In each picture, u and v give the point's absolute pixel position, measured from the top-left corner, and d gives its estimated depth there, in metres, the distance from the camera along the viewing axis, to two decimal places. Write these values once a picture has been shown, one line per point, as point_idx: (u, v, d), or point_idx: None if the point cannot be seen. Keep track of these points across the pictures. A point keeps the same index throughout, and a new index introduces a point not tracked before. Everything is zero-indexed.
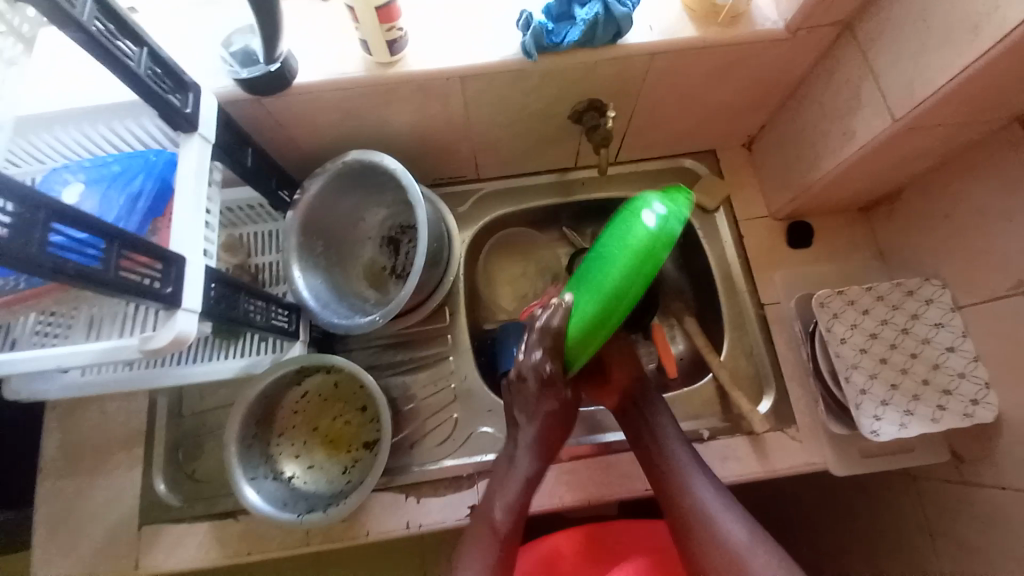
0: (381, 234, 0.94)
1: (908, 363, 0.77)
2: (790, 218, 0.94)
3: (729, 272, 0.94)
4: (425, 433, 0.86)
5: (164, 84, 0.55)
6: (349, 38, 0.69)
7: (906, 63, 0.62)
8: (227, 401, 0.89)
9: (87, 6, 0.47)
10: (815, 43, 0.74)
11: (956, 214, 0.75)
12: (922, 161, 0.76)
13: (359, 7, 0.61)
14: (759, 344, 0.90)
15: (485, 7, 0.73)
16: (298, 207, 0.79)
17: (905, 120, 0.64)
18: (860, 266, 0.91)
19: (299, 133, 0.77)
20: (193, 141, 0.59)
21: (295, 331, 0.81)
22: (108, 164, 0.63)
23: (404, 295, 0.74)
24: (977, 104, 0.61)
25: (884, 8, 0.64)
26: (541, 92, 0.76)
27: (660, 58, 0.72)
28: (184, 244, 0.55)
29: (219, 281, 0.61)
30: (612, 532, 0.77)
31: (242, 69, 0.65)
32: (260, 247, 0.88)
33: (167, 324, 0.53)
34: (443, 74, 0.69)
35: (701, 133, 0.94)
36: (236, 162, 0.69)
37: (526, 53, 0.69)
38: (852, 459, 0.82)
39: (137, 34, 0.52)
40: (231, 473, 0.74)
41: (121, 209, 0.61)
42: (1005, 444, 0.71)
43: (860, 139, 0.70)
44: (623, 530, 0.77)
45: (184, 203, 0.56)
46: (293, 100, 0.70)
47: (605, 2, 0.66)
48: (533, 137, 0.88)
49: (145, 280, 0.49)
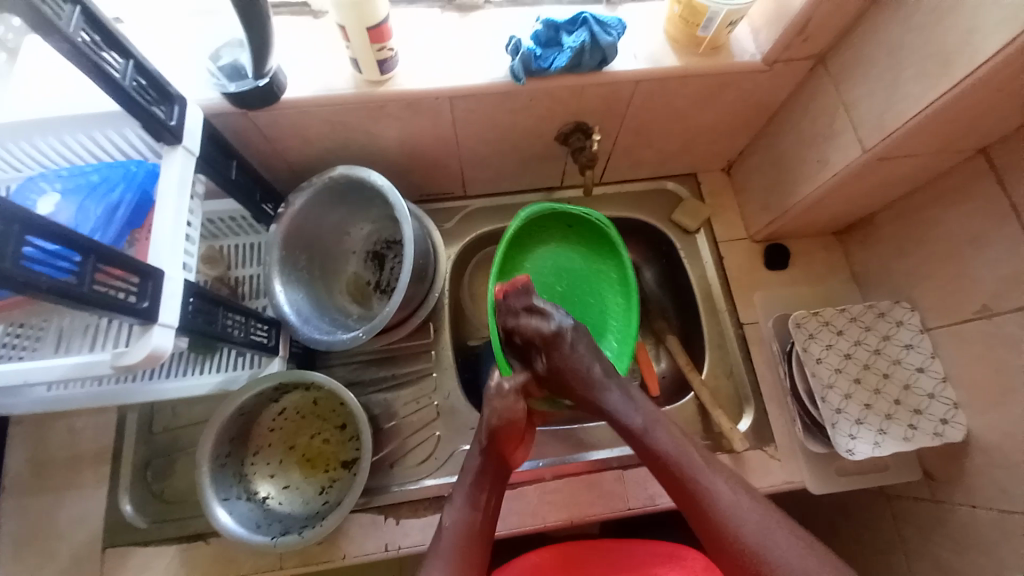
0: (366, 248, 0.94)
1: (880, 383, 0.79)
2: (768, 240, 0.97)
3: (710, 291, 0.95)
4: (407, 452, 0.84)
5: (149, 96, 0.55)
6: (339, 55, 0.70)
7: (875, 98, 0.66)
8: (202, 418, 0.86)
9: (73, 17, 0.46)
10: (791, 76, 0.77)
11: (924, 240, 0.79)
12: (892, 189, 0.79)
13: (351, 26, 0.62)
14: (740, 363, 0.91)
15: (475, 30, 0.74)
16: (282, 220, 0.78)
17: (876, 151, 0.67)
18: (835, 288, 0.94)
19: (286, 146, 0.77)
20: (176, 154, 0.58)
21: (274, 346, 0.80)
22: (87, 173, 0.61)
23: (389, 310, 0.74)
24: (942, 136, 0.65)
25: (854, 46, 0.68)
26: (529, 114, 0.78)
27: (644, 84, 0.75)
28: (164, 257, 0.54)
29: (199, 295, 0.60)
30: (596, 550, 0.76)
31: (230, 82, 0.65)
32: (241, 259, 0.86)
33: (142, 339, 0.52)
34: (432, 93, 0.70)
35: (683, 156, 0.97)
36: (220, 174, 0.68)
37: (514, 75, 0.70)
38: (830, 477, 0.84)
39: (123, 47, 0.52)
40: (203, 493, 0.71)
41: (98, 221, 0.60)
42: (974, 463, 0.73)
43: (834, 168, 0.73)
44: (607, 549, 0.76)
45: (165, 215, 0.56)
46: (281, 114, 0.70)
47: (592, 31, 0.68)
48: (520, 156, 0.89)
49: (120, 294, 0.48)
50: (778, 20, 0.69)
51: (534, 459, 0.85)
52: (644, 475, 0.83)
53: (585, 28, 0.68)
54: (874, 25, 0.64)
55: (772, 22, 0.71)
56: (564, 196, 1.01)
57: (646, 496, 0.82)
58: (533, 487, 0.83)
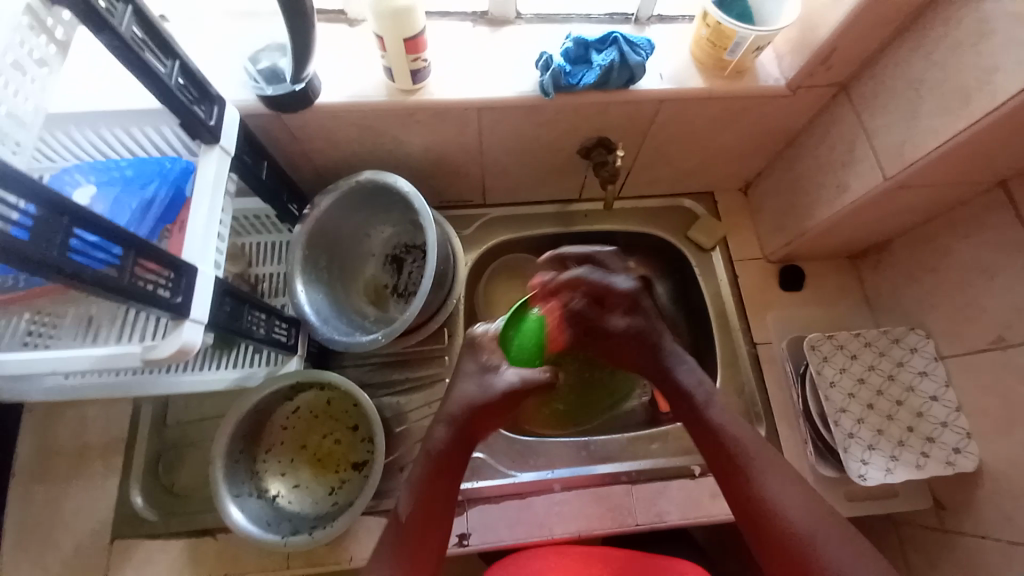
0: (385, 252, 0.95)
1: (893, 410, 0.79)
2: (783, 261, 0.98)
3: (724, 309, 0.96)
4: (416, 457, 0.84)
5: (190, 95, 0.56)
6: (373, 63, 0.72)
7: (897, 127, 0.67)
8: (215, 413, 0.87)
9: (125, 17, 0.48)
10: (812, 102, 0.78)
11: (938, 269, 0.79)
12: (910, 216, 0.80)
13: (388, 36, 0.63)
14: (752, 383, 0.91)
15: (504, 45, 0.76)
16: (306, 221, 0.80)
17: (896, 178, 0.68)
18: (848, 312, 0.94)
19: (314, 149, 0.79)
20: (214, 153, 0.59)
21: (293, 345, 0.81)
22: (121, 168, 0.63)
23: (408, 316, 0.75)
24: (962, 168, 0.66)
25: (877, 75, 0.69)
26: (554, 127, 0.79)
27: (669, 104, 0.76)
28: (195, 254, 0.55)
29: (224, 293, 0.61)
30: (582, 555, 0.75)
31: (267, 85, 0.67)
32: (263, 257, 0.88)
33: (172, 334, 0.53)
34: (463, 105, 0.72)
35: (701, 174, 0.98)
36: (250, 173, 0.70)
37: (543, 91, 0.71)
38: (838, 502, 0.83)
39: (171, 48, 0.53)
40: (217, 489, 0.72)
41: (132, 215, 0.61)
42: (984, 494, 0.73)
43: (853, 193, 0.74)
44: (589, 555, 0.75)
45: (199, 213, 0.57)
46: (313, 117, 0.71)
47: (621, 50, 0.69)
48: (541, 168, 0.90)
49: (156, 288, 0.49)
50: (804, 47, 0.70)
51: (542, 469, 0.84)
52: (652, 490, 0.83)
53: (614, 47, 0.70)
54: (898, 55, 0.66)
55: (798, 48, 0.72)
56: (581, 208, 1.02)
57: (654, 513, 0.82)
58: (540, 497, 0.83)
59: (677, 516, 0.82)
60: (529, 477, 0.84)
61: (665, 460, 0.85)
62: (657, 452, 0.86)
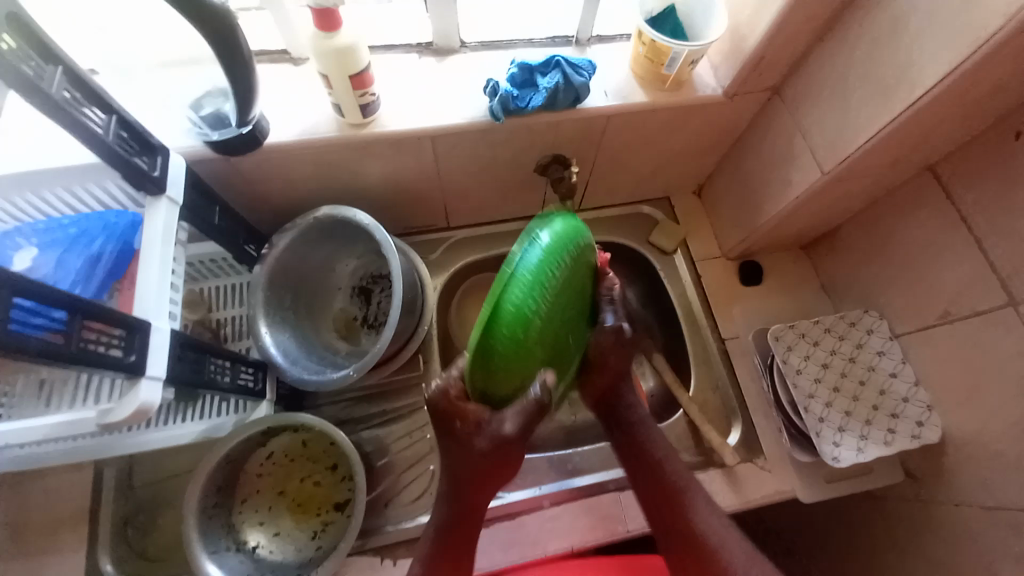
0: (352, 284, 0.94)
1: (858, 390, 0.83)
2: (742, 257, 1.01)
3: (691, 308, 0.99)
4: (401, 489, 0.83)
5: (131, 148, 0.55)
6: (322, 100, 0.72)
7: (830, 125, 0.71)
8: (187, 469, 0.85)
9: (57, 78, 0.46)
10: (751, 106, 0.83)
11: (885, 252, 0.84)
12: (853, 205, 0.85)
13: (333, 75, 0.64)
14: (725, 377, 0.94)
15: (452, 73, 0.78)
16: (267, 261, 0.78)
17: (835, 172, 0.72)
18: (807, 300, 0.98)
19: (269, 188, 0.78)
20: (161, 204, 0.58)
21: (262, 390, 0.79)
22: (64, 227, 0.60)
23: (380, 347, 0.74)
24: (894, 157, 0.70)
25: (805, 78, 0.73)
26: (509, 148, 0.81)
27: (617, 118, 0.79)
28: (149, 309, 0.54)
29: (184, 344, 0.59)
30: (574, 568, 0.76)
31: (211, 131, 0.67)
32: (223, 301, 0.86)
33: (130, 393, 0.51)
34: (416, 134, 0.72)
35: (657, 181, 1.01)
36: (202, 219, 0.69)
37: (493, 115, 0.73)
38: (819, 485, 0.86)
39: (108, 103, 0.52)
40: (191, 549, 0.69)
41: (78, 274, 0.59)
42: (953, 462, 0.76)
43: (799, 188, 0.78)
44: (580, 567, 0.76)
45: (150, 266, 0.55)
46: (265, 157, 0.71)
47: (564, 72, 0.72)
48: (501, 187, 0.92)
49: (106, 348, 0.47)
50: (735, 56, 0.74)
51: (531, 487, 0.85)
52: None
53: (557, 69, 0.72)
54: (823, 58, 0.70)
55: (730, 58, 0.76)
56: None
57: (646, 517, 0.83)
58: (532, 515, 0.83)
59: None
60: (518, 495, 0.84)
61: None
62: None
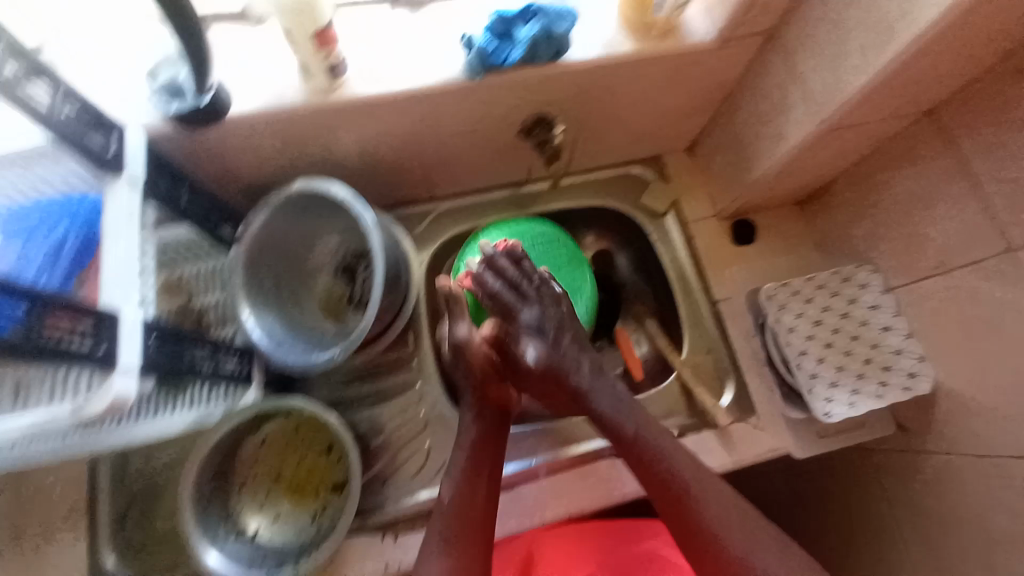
0: (335, 263, 0.91)
1: (850, 345, 0.82)
2: (735, 216, 0.99)
3: (684, 272, 0.97)
4: (399, 466, 0.83)
5: (83, 125, 0.51)
6: (284, 62, 0.67)
7: (826, 70, 0.67)
8: (179, 457, 0.83)
9: (3, 53, 0.42)
10: (743, 54, 0.78)
11: (880, 205, 0.82)
12: (849, 156, 0.82)
13: (295, 32, 0.59)
14: (719, 339, 0.93)
15: (423, 28, 0.72)
16: (241, 243, 0.75)
17: (830, 121, 0.68)
18: (801, 257, 0.97)
19: (237, 165, 0.73)
20: (120, 185, 0.54)
21: (248, 374, 0.77)
22: (24, 214, 0.57)
23: (365, 326, 0.72)
24: (891, 104, 0.67)
25: (800, 21, 0.69)
26: (489, 110, 0.76)
27: (603, 72, 0.74)
28: (116, 298, 0.50)
29: (160, 333, 0.56)
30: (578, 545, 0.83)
31: (170, 102, 0.62)
32: (202, 286, 0.82)
33: (102, 388, 0.49)
34: (389, 97, 0.68)
35: (647, 141, 0.97)
36: (170, 202, 0.65)
37: (472, 73, 0.68)
38: (812, 441, 0.86)
39: (55, 77, 0.48)
40: (187, 537, 0.69)
41: (42, 262, 0.56)
42: (945, 412, 0.77)
43: (793, 141, 0.75)
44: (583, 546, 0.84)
45: (112, 253, 0.52)
46: (228, 132, 0.66)
47: (545, 22, 0.67)
48: (484, 154, 0.87)
49: (72, 343, 0.45)
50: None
51: (528, 458, 0.85)
52: None
53: (537, 19, 0.67)
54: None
55: (720, 0, 0.70)
56: (532, 190, 1.00)
57: None
58: (530, 484, 0.83)
59: None
60: (515, 467, 0.84)
61: None
62: None
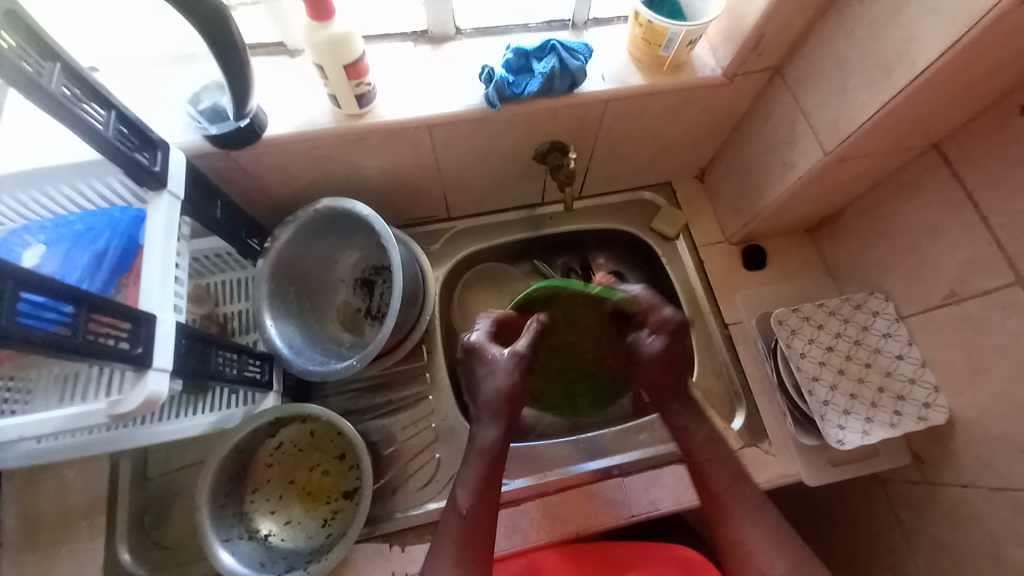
0: (354, 276, 0.94)
1: (863, 372, 0.82)
2: (744, 242, 1.00)
3: (694, 295, 0.98)
4: (408, 476, 0.84)
5: (131, 143, 0.56)
6: (318, 90, 0.72)
7: (831, 104, 0.69)
8: (197, 459, 0.86)
9: (55, 73, 0.47)
10: (751, 87, 0.81)
11: (889, 234, 0.83)
12: (857, 186, 0.83)
13: (328, 66, 0.64)
14: (728, 362, 0.94)
15: (447, 61, 0.77)
16: (268, 255, 0.79)
17: (835, 152, 0.71)
18: (812, 283, 0.97)
19: (269, 182, 0.78)
20: (162, 198, 0.59)
21: (268, 381, 0.80)
22: (70, 223, 0.62)
23: (381, 337, 0.74)
24: (896, 136, 0.69)
25: (806, 57, 0.72)
26: (506, 136, 0.81)
27: (615, 102, 0.78)
28: (153, 302, 0.54)
29: (190, 336, 0.60)
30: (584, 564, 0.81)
31: (210, 125, 0.67)
32: (229, 295, 0.86)
33: (136, 386, 0.53)
34: (412, 123, 0.72)
35: (658, 167, 1.00)
36: (205, 215, 0.69)
37: (489, 103, 0.72)
38: (824, 469, 0.85)
39: (105, 98, 0.53)
40: (204, 536, 0.71)
41: (84, 269, 0.60)
42: (959, 443, 0.76)
43: (800, 170, 0.77)
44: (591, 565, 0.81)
45: (152, 260, 0.56)
46: (263, 151, 0.71)
47: (560, 57, 0.71)
48: (501, 176, 0.91)
49: (113, 342, 0.48)
50: (733, 36, 0.73)
51: (535, 474, 0.85)
52: (644, 480, 0.84)
53: (553, 54, 0.72)
54: (823, 36, 0.68)
55: (728, 38, 0.74)
56: (546, 211, 1.03)
57: (649, 502, 0.83)
58: (536, 501, 0.83)
59: (671, 503, 0.83)
60: (521, 483, 0.84)
61: (653, 448, 0.87)
62: (645, 441, 0.88)
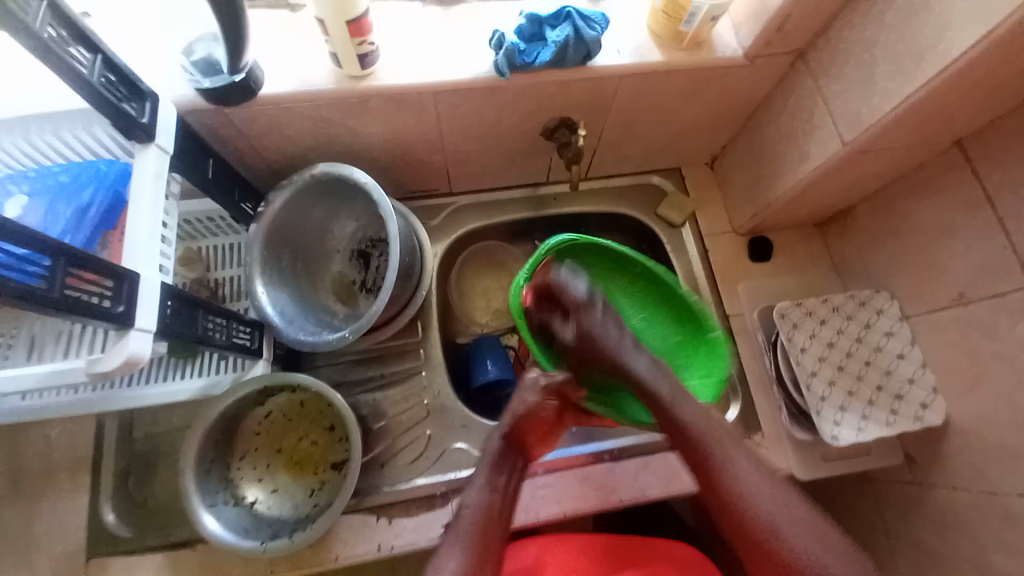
0: (351, 247, 0.92)
1: (862, 370, 0.81)
2: (751, 233, 0.98)
3: (696, 285, 0.96)
4: (397, 452, 0.83)
5: (119, 92, 0.53)
6: (319, 48, 0.69)
7: (855, 92, 0.66)
8: (183, 424, 0.84)
9: (39, 12, 0.44)
10: (773, 70, 0.78)
11: (901, 232, 0.80)
12: (872, 181, 0.81)
13: (331, 20, 0.61)
14: (726, 354, 0.92)
15: (455, 24, 0.74)
16: (261, 220, 0.76)
17: (854, 144, 0.68)
18: (818, 279, 0.96)
19: (264, 143, 0.75)
20: (149, 151, 0.56)
21: (258, 348, 0.78)
22: (54, 174, 0.59)
23: (375, 310, 0.73)
24: (920, 130, 0.66)
25: (832, 40, 0.69)
26: (514, 109, 0.77)
27: (629, 79, 0.75)
28: (137, 259, 0.52)
29: (176, 298, 0.58)
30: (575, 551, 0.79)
31: (203, 78, 0.64)
32: (221, 260, 0.84)
33: (118, 345, 0.51)
34: (416, 90, 0.69)
35: (669, 151, 0.97)
36: (196, 173, 0.66)
37: (498, 71, 0.69)
38: (814, 464, 0.85)
39: (92, 41, 0.50)
40: (188, 500, 0.70)
41: (67, 222, 0.58)
42: (953, 447, 0.75)
43: (814, 160, 0.75)
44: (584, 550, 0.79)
45: (139, 216, 0.54)
46: (259, 110, 0.68)
47: (575, 25, 0.68)
48: (506, 151, 0.88)
49: (94, 299, 0.46)
50: (758, 14, 0.69)
51: None
52: (634, 467, 0.84)
53: (568, 22, 0.68)
54: (853, 18, 0.65)
55: (753, 16, 0.71)
56: (550, 191, 1.01)
57: (637, 489, 0.83)
58: (525, 483, 0.83)
59: (659, 490, 0.83)
60: None
61: (646, 436, 0.86)
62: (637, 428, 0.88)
